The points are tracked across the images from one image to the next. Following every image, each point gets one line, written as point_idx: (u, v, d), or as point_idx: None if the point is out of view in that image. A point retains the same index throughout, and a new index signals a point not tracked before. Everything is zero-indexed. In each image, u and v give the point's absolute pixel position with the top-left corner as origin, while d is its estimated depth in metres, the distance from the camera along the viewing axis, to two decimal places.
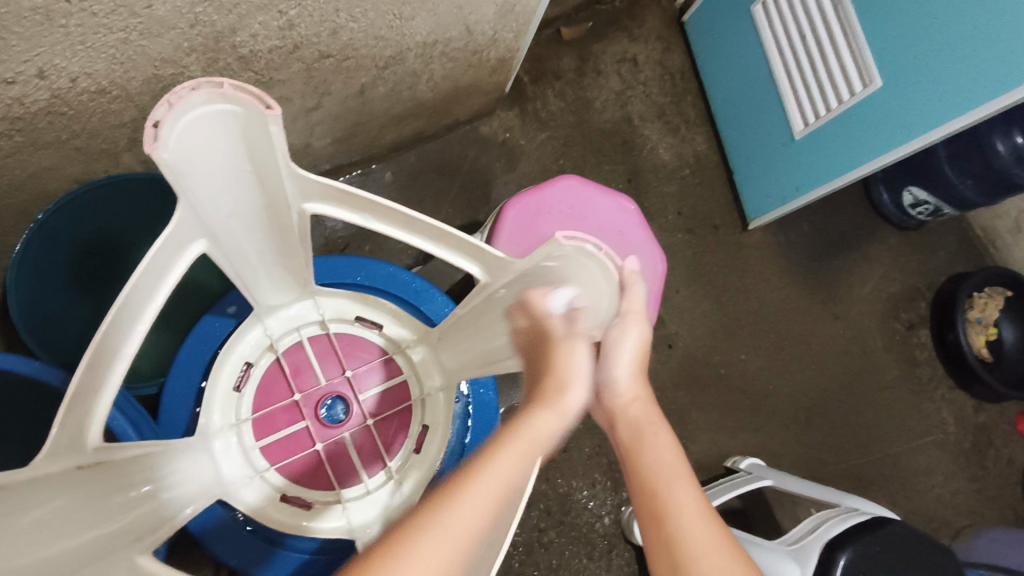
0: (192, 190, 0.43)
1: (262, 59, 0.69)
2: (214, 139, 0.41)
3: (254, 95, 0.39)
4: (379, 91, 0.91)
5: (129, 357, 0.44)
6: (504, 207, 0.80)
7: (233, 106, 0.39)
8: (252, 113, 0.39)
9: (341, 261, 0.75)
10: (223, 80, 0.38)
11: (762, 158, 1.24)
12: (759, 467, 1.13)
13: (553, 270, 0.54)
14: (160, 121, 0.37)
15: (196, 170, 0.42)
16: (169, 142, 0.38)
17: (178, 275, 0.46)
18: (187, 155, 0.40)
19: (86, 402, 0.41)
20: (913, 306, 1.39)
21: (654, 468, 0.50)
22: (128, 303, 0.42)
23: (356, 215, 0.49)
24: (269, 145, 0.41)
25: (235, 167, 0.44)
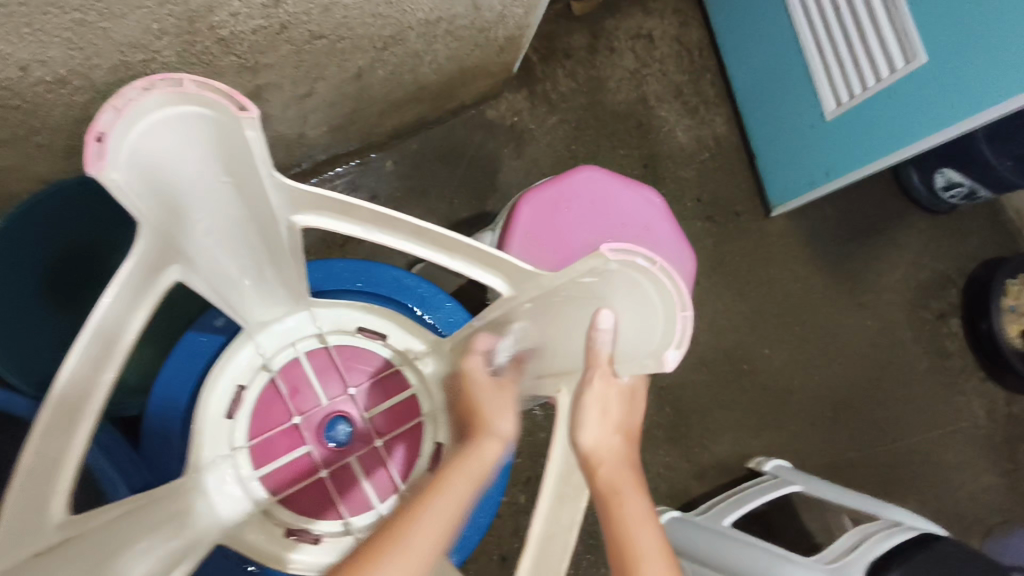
0: (157, 209, 0.35)
1: (246, 42, 0.61)
2: (177, 147, 0.34)
3: (223, 93, 0.32)
4: (378, 74, 0.83)
5: (101, 401, 0.37)
6: (518, 202, 0.73)
7: (198, 108, 0.32)
8: (222, 115, 0.32)
9: (339, 266, 0.68)
10: (183, 77, 0.31)
11: (788, 142, 1.16)
12: (785, 470, 1.06)
13: (588, 284, 0.46)
14: (105, 132, 0.30)
15: (159, 186, 0.35)
16: (120, 157, 0.31)
17: (152, 302, 0.40)
18: (147, 171, 0.33)
19: (49, 472, 0.34)
20: (943, 295, 1.31)
21: (624, 545, 0.44)
22: (97, 339, 0.35)
23: (353, 225, 0.41)
24: (247, 152, 0.34)
25: (209, 179, 0.37)
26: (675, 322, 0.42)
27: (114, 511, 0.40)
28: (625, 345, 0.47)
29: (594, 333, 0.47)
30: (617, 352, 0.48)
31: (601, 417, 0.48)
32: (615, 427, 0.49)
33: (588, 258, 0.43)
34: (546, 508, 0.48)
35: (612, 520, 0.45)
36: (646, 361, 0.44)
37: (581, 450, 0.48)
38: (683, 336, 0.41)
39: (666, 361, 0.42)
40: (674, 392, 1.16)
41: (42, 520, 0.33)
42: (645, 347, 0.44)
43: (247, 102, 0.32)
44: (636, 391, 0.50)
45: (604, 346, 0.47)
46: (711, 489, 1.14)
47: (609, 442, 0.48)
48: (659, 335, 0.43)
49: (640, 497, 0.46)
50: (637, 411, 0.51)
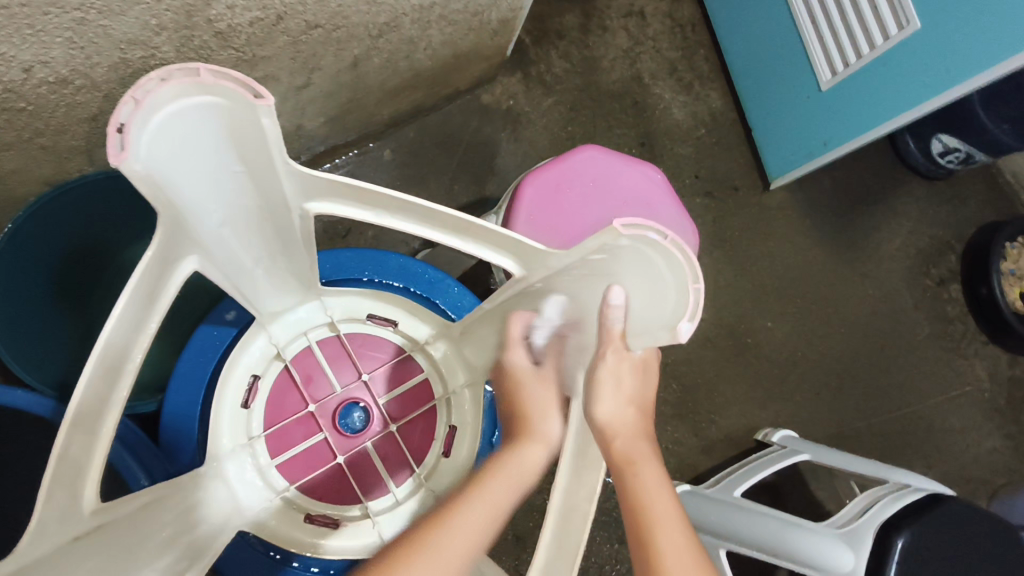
0: (174, 199, 0.35)
1: (243, 35, 0.61)
2: (193, 138, 0.34)
3: (238, 81, 0.32)
4: (374, 63, 0.83)
5: (127, 389, 0.37)
6: (522, 183, 0.74)
7: (213, 97, 0.32)
8: (238, 104, 0.33)
9: (346, 255, 0.68)
10: (198, 66, 0.31)
11: (784, 114, 1.16)
12: (792, 439, 1.08)
13: (600, 260, 0.45)
14: (125, 124, 0.30)
15: (175, 177, 0.35)
16: (140, 149, 0.31)
17: (172, 291, 0.40)
18: (164, 162, 0.33)
19: (79, 462, 0.34)
20: (943, 261, 1.32)
21: (642, 511, 0.45)
22: (122, 325, 0.35)
23: (367, 212, 0.42)
24: (262, 140, 0.35)
25: (224, 169, 0.37)
26: (687, 295, 0.41)
27: (143, 499, 0.41)
28: (636, 320, 0.47)
29: (606, 310, 0.47)
30: (628, 327, 0.48)
31: (616, 390, 0.49)
32: (629, 400, 0.50)
33: (599, 234, 0.42)
34: (564, 481, 0.49)
35: (630, 489, 0.46)
36: (659, 334, 0.44)
37: (597, 423, 0.49)
38: (696, 308, 0.41)
39: (679, 334, 0.41)
40: (679, 368, 1.17)
41: (77, 507, 0.34)
42: (659, 321, 0.44)
43: (262, 90, 0.32)
44: (648, 362, 0.51)
45: (616, 322, 0.48)
46: (720, 462, 1.15)
47: (624, 415, 0.49)
48: (672, 307, 0.43)
49: (657, 468, 0.47)
50: (649, 383, 0.52)
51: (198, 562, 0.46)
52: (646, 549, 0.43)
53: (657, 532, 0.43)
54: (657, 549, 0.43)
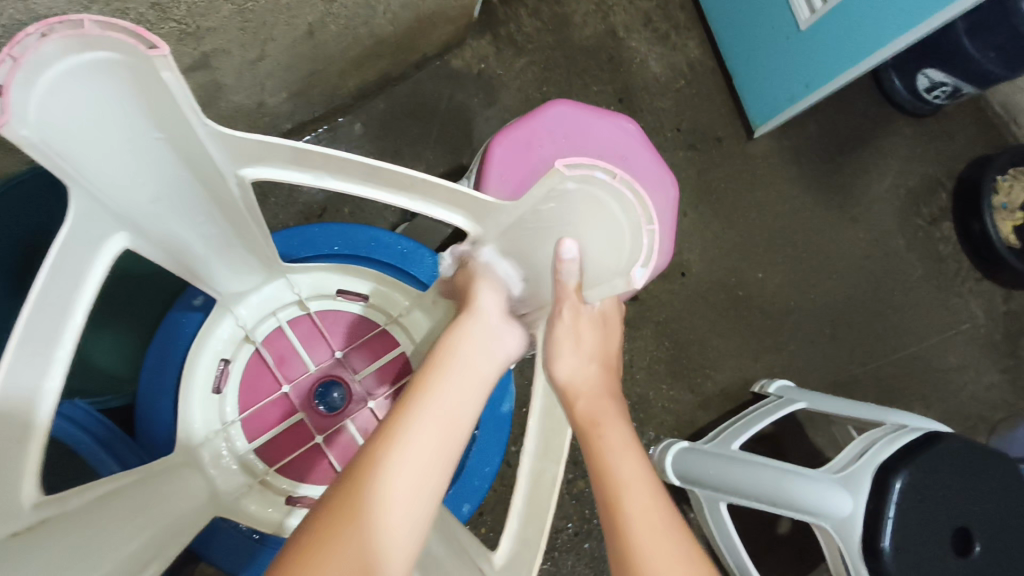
0: (79, 166, 0.33)
1: (183, 5, 0.58)
2: (91, 99, 0.31)
3: (129, 31, 0.30)
4: (331, 30, 0.80)
5: (63, 370, 0.35)
6: (490, 144, 0.71)
7: (102, 51, 0.30)
8: (131, 57, 0.30)
9: (313, 230, 0.67)
10: (81, 17, 0.29)
11: (763, 59, 1.13)
12: (789, 389, 1.07)
13: (550, 208, 0.44)
14: (5, 84, 0.27)
15: (75, 142, 0.32)
16: (24, 111, 0.29)
17: (104, 264, 0.38)
18: (59, 126, 0.31)
19: (11, 455, 0.32)
20: (934, 199, 1.30)
21: (606, 472, 0.42)
22: (44, 303, 0.33)
23: (307, 175, 0.39)
24: (168, 95, 0.32)
25: (135, 134, 0.35)
26: (642, 238, 0.40)
27: (96, 490, 0.39)
28: (593, 267, 0.46)
29: (559, 264, 0.45)
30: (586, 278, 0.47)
31: (575, 346, 0.49)
32: (591, 356, 0.49)
33: (545, 178, 0.41)
34: (533, 444, 0.47)
35: (594, 451, 0.43)
36: (617, 281, 0.44)
37: (558, 383, 0.48)
38: (650, 253, 0.41)
39: (635, 279, 0.41)
40: (672, 326, 1.16)
41: (11, 500, 0.31)
42: (615, 267, 0.44)
43: (157, 40, 0.30)
44: (607, 316, 0.51)
45: (571, 276, 0.46)
46: (717, 417, 1.14)
47: (586, 372, 0.49)
48: (629, 251, 0.42)
49: (624, 427, 0.46)
50: (613, 339, 0.52)
51: (175, 546, 0.44)
52: (613, 515, 0.40)
53: (621, 494, 0.41)
54: (622, 512, 0.40)
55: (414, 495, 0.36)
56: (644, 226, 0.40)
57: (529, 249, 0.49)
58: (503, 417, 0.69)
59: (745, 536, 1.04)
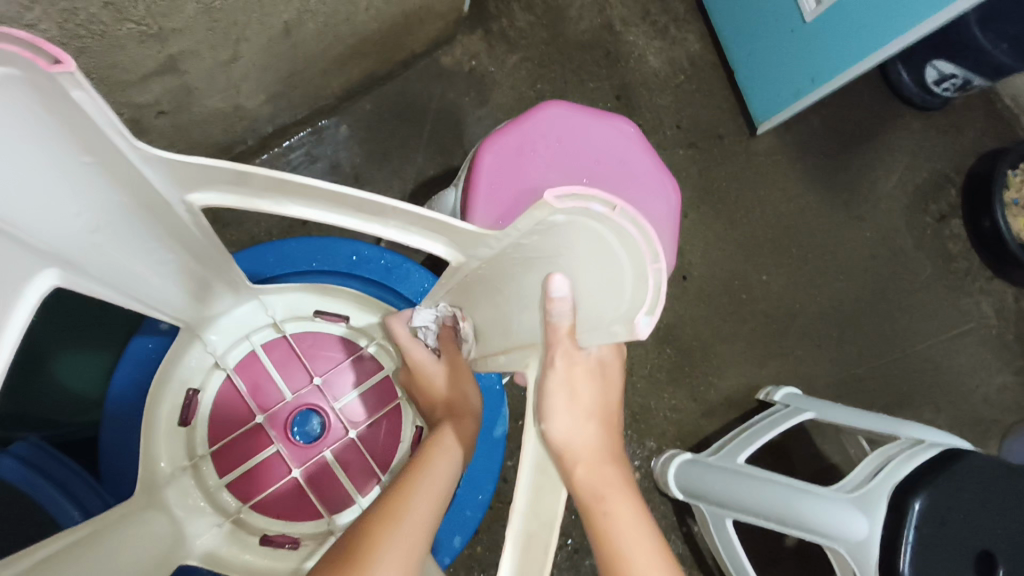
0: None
1: (140, 3, 0.53)
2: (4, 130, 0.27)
3: (24, 41, 0.25)
4: (310, 28, 0.75)
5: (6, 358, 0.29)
6: (479, 150, 0.66)
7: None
8: (31, 78, 0.26)
9: (290, 245, 0.62)
10: None
11: (766, 53, 1.08)
12: (796, 398, 1.02)
13: (537, 243, 0.39)
14: None
15: None
16: None
17: (42, 288, 0.32)
18: None
19: None
20: (943, 196, 1.26)
21: (616, 548, 0.39)
22: None
23: (262, 203, 0.36)
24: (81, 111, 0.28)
25: (54, 160, 0.30)
26: (646, 277, 0.35)
27: (21, 565, 0.32)
28: (587, 312, 0.40)
29: (548, 303, 0.40)
30: (578, 322, 0.41)
31: (570, 403, 0.42)
32: (589, 414, 0.43)
33: (533, 210, 0.36)
34: (522, 503, 0.38)
35: (601, 528, 0.40)
36: (615, 330, 0.38)
37: (552, 444, 0.41)
38: (653, 299, 0.34)
39: (636, 330, 0.35)
40: (674, 332, 1.11)
41: None
42: (613, 311, 0.37)
43: (60, 52, 0.26)
44: (606, 364, 0.44)
45: (563, 318, 0.41)
46: (721, 426, 1.10)
47: (583, 433, 0.43)
48: (630, 295, 0.36)
49: (630, 500, 0.41)
50: (613, 392, 0.46)
51: None
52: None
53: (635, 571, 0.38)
54: None
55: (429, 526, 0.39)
56: (649, 263, 0.34)
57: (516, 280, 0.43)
58: (496, 441, 0.65)
59: (752, 550, 1.00)
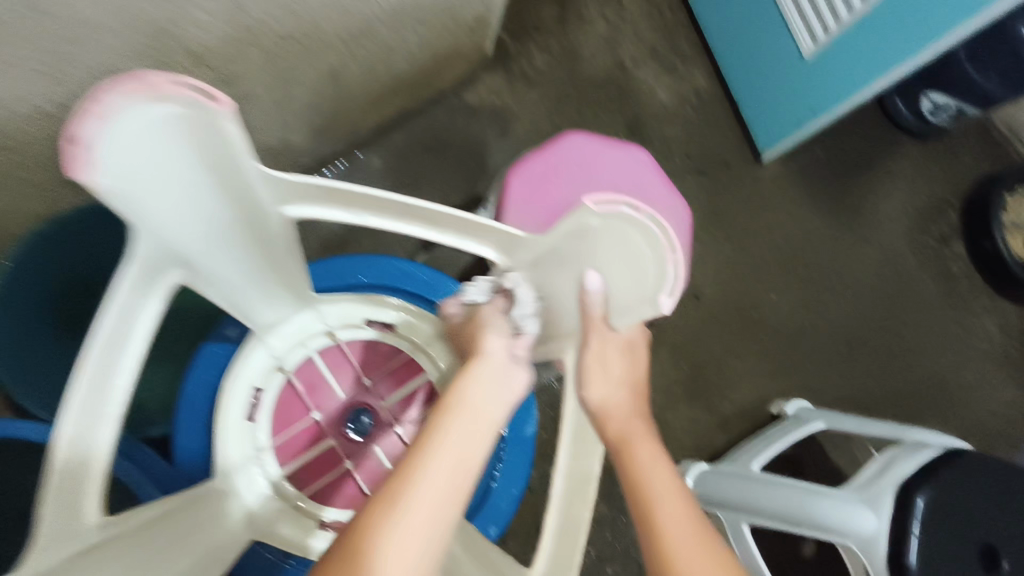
0: (148, 214, 0.35)
1: (219, 53, 0.61)
2: (165, 151, 0.33)
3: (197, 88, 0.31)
4: (354, 71, 0.84)
5: (146, 344, 0.39)
6: (508, 175, 0.74)
7: (175, 107, 0.31)
8: (196, 116, 0.32)
9: (341, 261, 0.71)
10: (152, 74, 0.30)
11: (768, 87, 1.16)
12: (807, 410, 1.07)
13: (571, 246, 0.45)
14: (87, 137, 0.29)
15: (145, 194, 0.34)
16: (107, 161, 0.30)
17: (170, 287, 0.40)
18: (132, 176, 0.32)
19: (77, 484, 0.35)
20: (943, 218, 1.32)
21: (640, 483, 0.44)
22: (125, 308, 0.37)
23: (344, 212, 0.42)
24: (228, 145, 0.34)
25: (195, 183, 0.36)
26: (666, 267, 0.41)
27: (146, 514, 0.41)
28: (617, 301, 0.45)
29: (583, 295, 0.46)
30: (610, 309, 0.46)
31: (604, 375, 0.47)
32: (621, 381, 0.48)
33: (572, 214, 0.43)
34: (564, 459, 0.47)
35: (630, 468, 0.45)
36: (642, 312, 0.44)
37: (589, 407, 0.47)
38: (673, 281, 0.41)
39: (660, 307, 0.41)
40: (689, 349, 1.17)
41: (78, 522, 0.34)
42: (638, 295, 0.43)
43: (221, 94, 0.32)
44: (634, 343, 0.49)
45: (596, 308, 0.46)
46: (736, 439, 1.14)
47: (616, 396, 0.47)
48: (651, 282, 0.42)
49: (655, 446, 0.46)
50: (639, 367, 0.49)
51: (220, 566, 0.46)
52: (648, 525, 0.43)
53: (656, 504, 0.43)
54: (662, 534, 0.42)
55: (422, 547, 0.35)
56: (668, 253, 0.40)
57: (552, 281, 0.49)
58: (526, 439, 0.71)
59: (769, 559, 1.04)
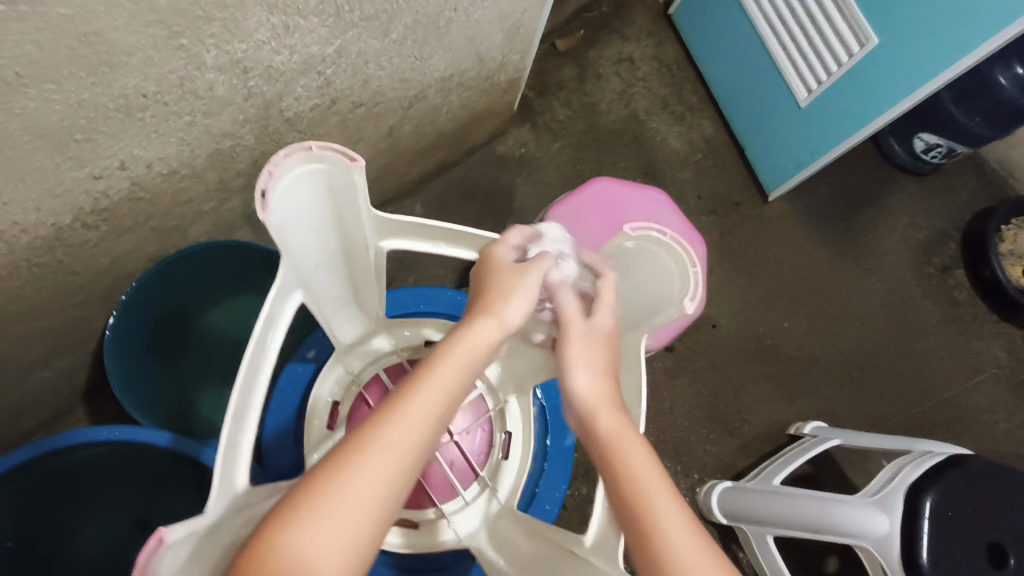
0: (291, 247, 0.47)
1: (305, 119, 0.73)
2: (308, 196, 0.46)
3: (337, 152, 0.44)
4: (406, 129, 0.96)
5: (277, 351, 0.50)
6: (545, 217, 0.85)
7: (321, 165, 0.44)
8: (335, 172, 0.45)
9: (404, 293, 0.82)
10: (309, 143, 0.43)
11: (771, 133, 1.28)
12: (823, 429, 1.14)
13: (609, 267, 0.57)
14: (265, 189, 0.42)
15: (291, 230, 0.46)
16: (274, 207, 0.43)
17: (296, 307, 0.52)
18: (286, 217, 0.45)
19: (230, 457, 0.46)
20: (943, 249, 1.40)
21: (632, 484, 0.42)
22: (270, 323, 0.48)
23: (428, 244, 0.54)
24: (354, 194, 0.47)
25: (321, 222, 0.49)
26: (689, 277, 0.52)
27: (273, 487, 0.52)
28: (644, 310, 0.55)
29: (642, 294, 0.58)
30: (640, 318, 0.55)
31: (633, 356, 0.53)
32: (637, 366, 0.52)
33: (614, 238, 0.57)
34: None
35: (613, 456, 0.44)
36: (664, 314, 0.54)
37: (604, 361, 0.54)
38: (694, 290, 0.51)
39: (685, 308, 0.51)
40: (708, 374, 1.25)
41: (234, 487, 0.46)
42: (663, 301, 0.54)
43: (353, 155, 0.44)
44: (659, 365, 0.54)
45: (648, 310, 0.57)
46: (757, 460, 1.21)
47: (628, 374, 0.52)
48: (676, 290, 0.52)
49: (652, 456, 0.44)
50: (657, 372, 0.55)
51: None
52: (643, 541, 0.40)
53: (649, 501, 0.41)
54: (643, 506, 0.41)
55: (374, 505, 0.37)
56: (689, 267, 0.52)
57: None
58: (567, 449, 0.80)
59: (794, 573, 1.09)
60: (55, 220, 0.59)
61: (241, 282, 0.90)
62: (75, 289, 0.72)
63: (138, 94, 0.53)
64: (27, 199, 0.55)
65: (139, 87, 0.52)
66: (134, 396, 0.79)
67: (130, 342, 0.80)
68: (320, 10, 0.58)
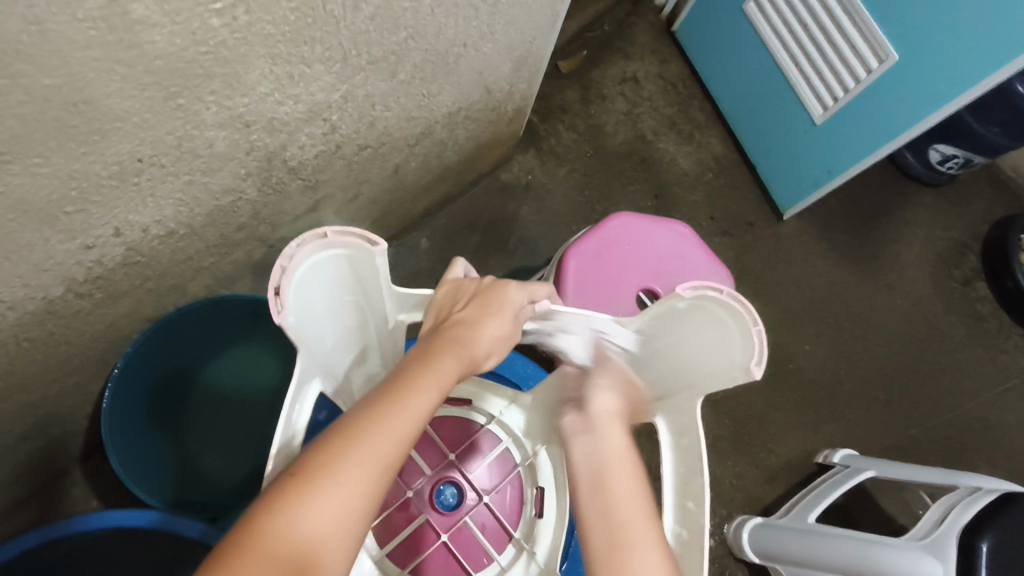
0: (309, 328, 0.50)
1: (309, 167, 0.69)
2: (326, 279, 0.49)
3: (354, 237, 0.47)
4: (411, 166, 0.91)
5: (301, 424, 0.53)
6: (566, 256, 0.80)
7: (337, 250, 0.47)
8: (352, 254, 0.48)
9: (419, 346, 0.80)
10: (325, 231, 0.46)
11: (784, 152, 1.24)
12: (854, 458, 1.10)
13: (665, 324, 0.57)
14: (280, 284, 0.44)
15: (309, 312, 0.49)
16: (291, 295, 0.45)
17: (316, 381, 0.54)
18: (303, 302, 0.48)
19: None
20: (964, 261, 1.37)
21: (620, 525, 0.47)
22: (293, 399, 0.51)
23: None
24: (372, 273, 0.50)
25: (338, 300, 0.52)
26: (752, 336, 0.50)
27: None
28: (709, 368, 0.55)
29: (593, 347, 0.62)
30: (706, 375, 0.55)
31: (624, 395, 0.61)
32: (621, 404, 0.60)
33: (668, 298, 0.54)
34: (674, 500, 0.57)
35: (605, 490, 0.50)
36: (730, 376, 0.53)
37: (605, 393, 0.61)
38: (760, 352, 0.50)
39: (751, 372, 0.50)
40: (730, 403, 1.20)
41: None
42: (729, 362, 0.53)
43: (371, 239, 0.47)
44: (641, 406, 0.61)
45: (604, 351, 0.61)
46: (785, 492, 1.16)
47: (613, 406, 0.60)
48: (741, 351, 0.51)
49: (638, 492, 0.50)
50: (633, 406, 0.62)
51: None
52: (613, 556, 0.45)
53: (632, 546, 0.46)
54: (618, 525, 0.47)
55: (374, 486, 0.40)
56: (752, 326, 0.50)
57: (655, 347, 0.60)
58: None
59: None
60: (44, 293, 0.55)
61: (239, 331, 0.84)
62: (69, 358, 0.67)
63: (134, 159, 0.48)
64: (13, 275, 0.50)
65: (135, 151, 0.48)
66: (138, 468, 0.76)
67: (128, 408, 0.77)
68: (327, 57, 0.54)
